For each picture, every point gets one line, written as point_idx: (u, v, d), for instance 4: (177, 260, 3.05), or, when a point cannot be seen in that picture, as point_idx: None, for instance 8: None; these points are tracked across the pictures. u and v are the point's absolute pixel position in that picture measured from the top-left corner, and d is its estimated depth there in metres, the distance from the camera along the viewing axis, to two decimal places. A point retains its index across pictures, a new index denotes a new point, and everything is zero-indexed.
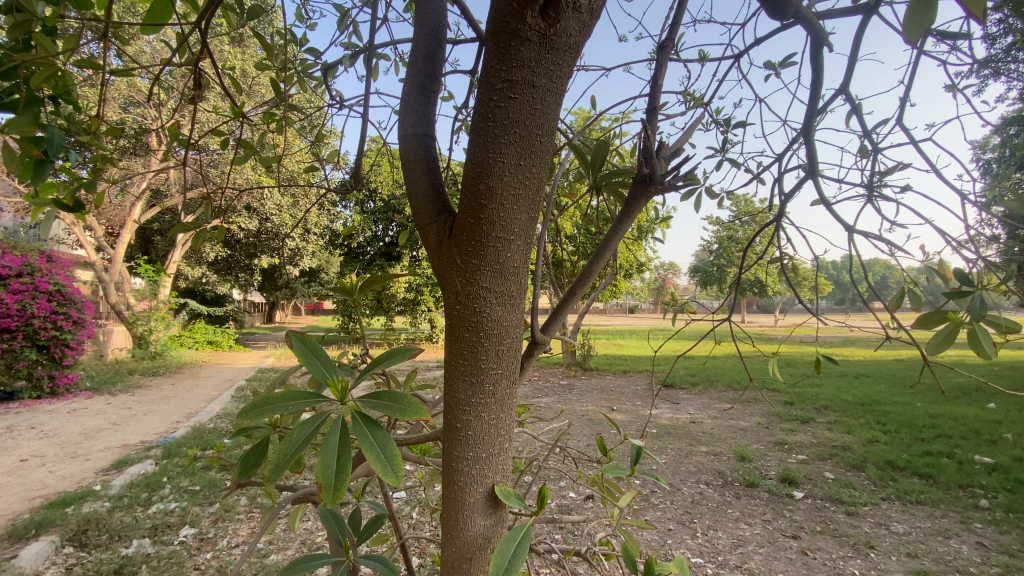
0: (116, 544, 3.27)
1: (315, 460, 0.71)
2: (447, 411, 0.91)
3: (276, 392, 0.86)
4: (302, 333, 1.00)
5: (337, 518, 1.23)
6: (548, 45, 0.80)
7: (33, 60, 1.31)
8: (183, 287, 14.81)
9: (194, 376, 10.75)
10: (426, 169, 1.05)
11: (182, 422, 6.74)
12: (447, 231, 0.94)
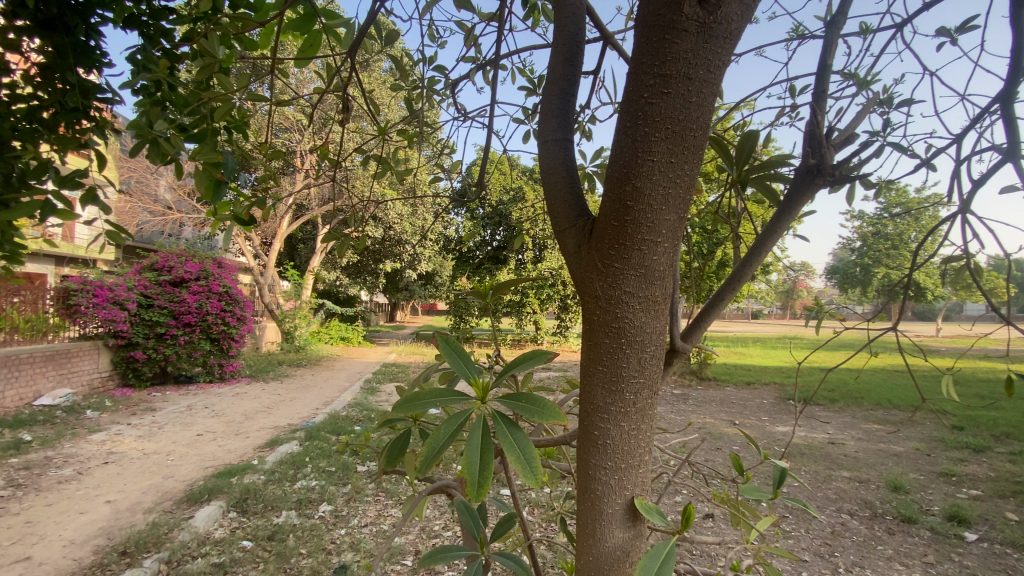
0: (268, 513, 3.75)
1: (461, 457, 0.74)
2: (585, 418, 0.90)
3: (425, 389, 0.91)
4: (447, 335, 1.05)
5: (472, 512, 1.23)
6: (706, 34, 0.77)
7: (215, 97, 1.57)
8: (321, 289, 16.69)
9: (330, 368, 12.06)
10: (565, 173, 1.06)
11: (321, 409, 7.58)
12: (586, 235, 0.94)
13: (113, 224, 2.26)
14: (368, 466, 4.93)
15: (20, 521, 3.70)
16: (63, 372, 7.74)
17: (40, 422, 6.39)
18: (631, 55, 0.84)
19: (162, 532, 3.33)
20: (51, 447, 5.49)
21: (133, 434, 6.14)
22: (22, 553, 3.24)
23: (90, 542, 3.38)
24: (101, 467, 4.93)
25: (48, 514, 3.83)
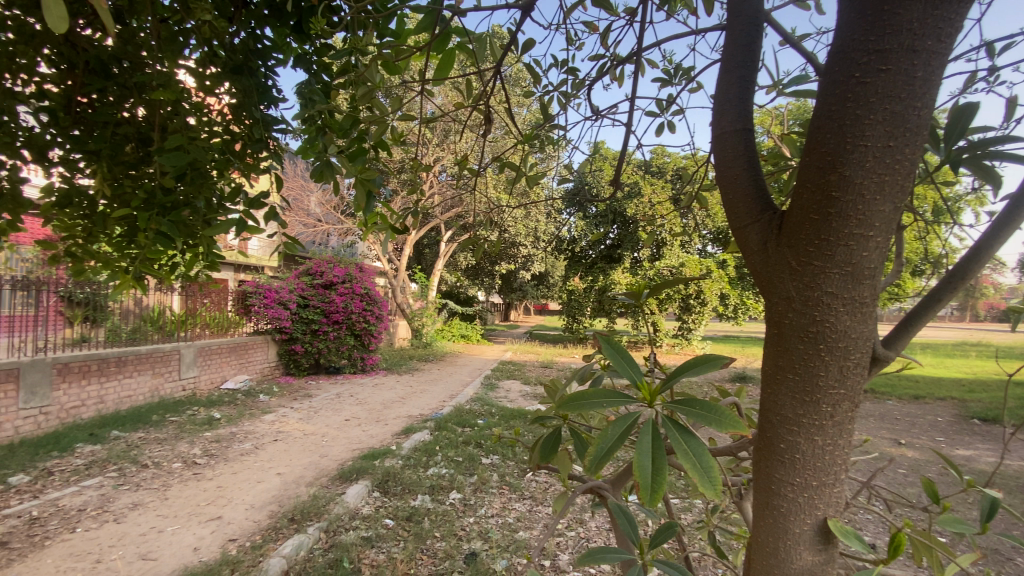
0: (406, 496, 4.10)
1: (632, 461, 0.74)
2: (769, 427, 0.88)
3: (589, 389, 0.90)
4: (608, 336, 1.03)
5: (630, 515, 1.18)
6: (933, 3, 0.76)
7: (373, 120, 1.92)
8: (444, 290, 17.81)
9: (454, 363, 12.83)
10: (747, 165, 1.03)
11: (447, 402, 8.08)
12: (775, 230, 0.92)
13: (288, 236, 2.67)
14: (492, 458, 5.15)
15: (214, 485, 4.49)
16: (241, 361, 9.26)
17: (226, 403, 7.69)
18: (838, 36, 0.83)
19: (321, 504, 3.80)
20: (234, 424, 6.57)
21: (296, 416, 7.12)
22: (217, 512, 3.91)
23: (266, 507, 3.98)
24: (271, 444, 5.77)
25: (234, 480, 4.59)
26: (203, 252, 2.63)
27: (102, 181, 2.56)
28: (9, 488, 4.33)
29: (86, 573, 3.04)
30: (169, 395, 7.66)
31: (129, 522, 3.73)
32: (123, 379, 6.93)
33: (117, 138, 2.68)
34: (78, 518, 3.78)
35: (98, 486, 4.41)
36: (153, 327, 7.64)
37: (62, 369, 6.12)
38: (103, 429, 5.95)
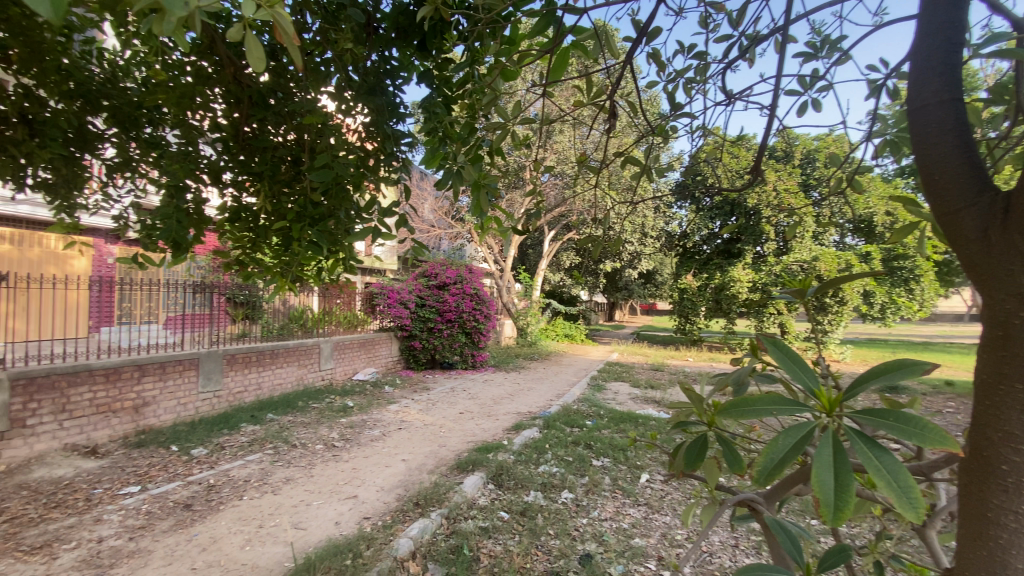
0: (519, 491, 4.20)
1: (813, 478, 0.71)
2: (985, 443, 0.83)
3: (755, 393, 0.87)
4: (777, 339, 1.01)
5: (791, 534, 1.11)
6: None
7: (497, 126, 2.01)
8: (548, 289, 17.96)
9: (559, 363, 12.89)
10: (958, 142, 0.92)
11: (555, 401, 8.14)
12: (1002, 216, 0.83)
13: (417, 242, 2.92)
14: (604, 461, 5.07)
15: (349, 466, 4.99)
16: (369, 355, 10.20)
17: (357, 393, 8.50)
18: None
19: (442, 492, 4.04)
20: (364, 412, 7.24)
21: (415, 407, 7.65)
22: (353, 491, 4.34)
23: (394, 490, 4.33)
24: (395, 432, 6.27)
25: (366, 464, 5.06)
26: (343, 258, 2.93)
27: (264, 199, 2.96)
28: (194, 458, 5.20)
29: (253, 534, 3.55)
30: (311, 383, 8.68)
31: (283, 494, 4.28)
32: (275, 369, 7.97)
33: (275, 161, 3.08)
34: (245, 487, 4.43)
35: (259, 461, 5.12)
36: (297, 324, 8.68)
37: (230, 359, 7.19)
38: (261, 412, 6.91)
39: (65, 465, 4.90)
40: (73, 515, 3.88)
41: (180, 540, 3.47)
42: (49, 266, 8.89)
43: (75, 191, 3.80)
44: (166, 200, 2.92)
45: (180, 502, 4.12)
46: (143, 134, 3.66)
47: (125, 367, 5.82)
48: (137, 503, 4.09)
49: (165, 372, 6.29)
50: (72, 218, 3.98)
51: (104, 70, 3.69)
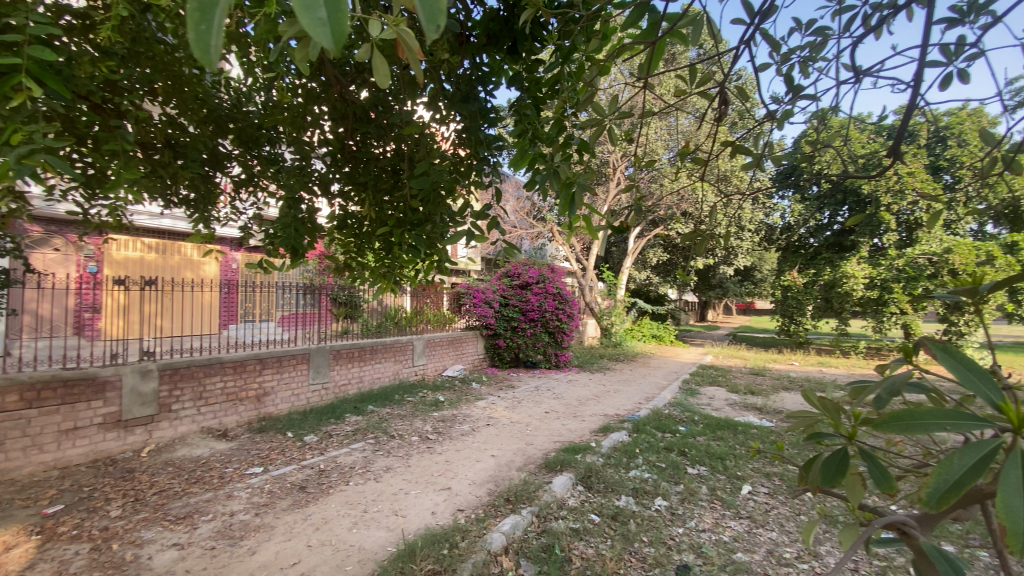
0: (610, 494, 4.12)
1: (1000, 503, 0.68)
2: None
3: (923, 407, 0.84)
4: (950, 346, 0.93)
5: (957, 566, 0.96)
6: None
7: (591, 122, 2.00)
8: (634, 288, 17.46)
9: (647, 364, 12.48)
10: None
11: (644, 404, 7.89)
12: None
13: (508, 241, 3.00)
14: (700, 469, 4.82)
15: (443, 459, 5.20)
16: (458, 353, 10.58)
17: (447, 388, 8.85)
18: None
19: (532, 489, 4.08)
20: (455, 407, 7.51)
21: (503, 405, 7.80)
22: (446, 483, 4.52)
23: (485, 485, 4.44)
24: (485, 428, 6.44)
25: (457, 457, 5.25)
26: (438, 260, 3.06)
27: (367, 207, 3.18)
28: (306, 444, 5.72)
29: (359, 518, 3.82)
30: (406, 378, 9.19)
31: (384, 482, 4.57)
32: (374, 364, 8.52)
33: (376, 171, 3.31)
34: (350, 473, 4.79)
35: (362, 450, 5.51)
36: (390, 322, 9.22)
37: (336, 354, 7.81)
38: (362, 404, 7.43)
39: (203, 446, 5.61)
40: (211, 490, 4.43)
41: (297, 519, 3.82)
42: (186, 271, 10.16)
43: (210, 206, 4.33)
44: (284, 211, 3.24)
45: (295, 483, 4.55)
46: (264, 153, 4.11)
47: (248, 361, 6.51)
48: (260, 483, 4.58)
49: (282, 365, 6.96)
50: (208, 229, 4.52)
51: (232, 98, 4.19)
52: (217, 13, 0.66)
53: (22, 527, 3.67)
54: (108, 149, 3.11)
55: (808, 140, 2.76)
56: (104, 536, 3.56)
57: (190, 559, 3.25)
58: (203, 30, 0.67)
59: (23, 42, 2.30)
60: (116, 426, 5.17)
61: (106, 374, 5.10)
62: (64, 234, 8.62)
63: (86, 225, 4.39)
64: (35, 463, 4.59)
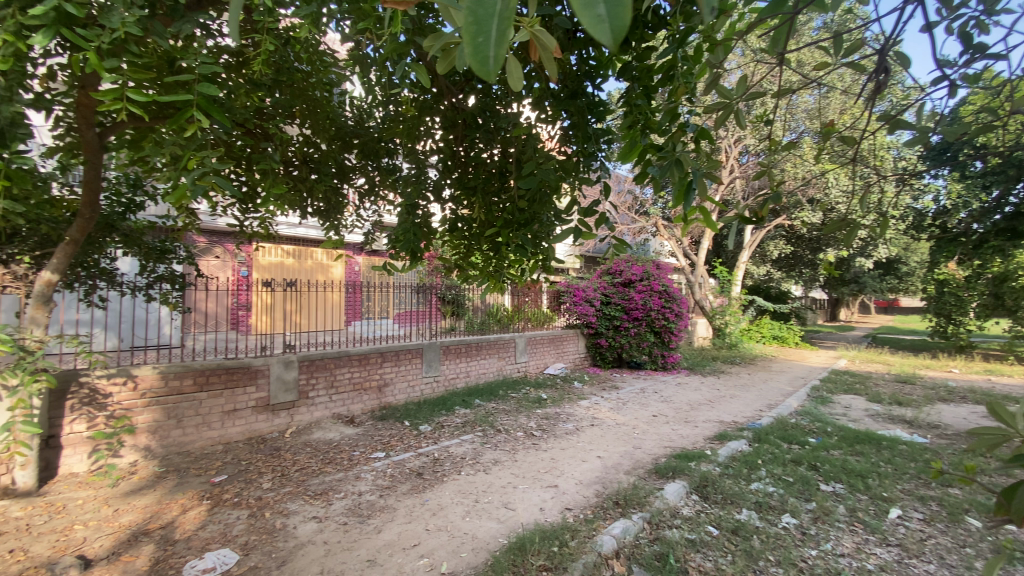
0: (729, 506, 3.85)
1: None
2: None
3: None
4: None
5: None
6: None
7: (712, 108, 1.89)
8: (750, 285, 16.13)
9: (767, 368, 11.44)
10: None
11: (765, 411, 7.26)
12: None
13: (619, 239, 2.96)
14: (835, 487, 4.32)
15: (549, 456, 5.24)
16: (559, 351, 10.61)
17: (550, 386, 8.90)
18: None
19: (642, 494, 3.95)
20: (558, 405, 7.53)
21: (608, 406, 7.65)
22: (553, 481, 4.54)
23: (592, 486, 4.40)
24: (589, 428, 6.37)
25: (563, 456, 5.25)
26: (544, 260, 3.07)
27: (477, 209, 3.30)
28: (421, 434, 6.09)
29: (471, 507, 3.99)
30: (509, 375, 9.42)
31: (494, 474, 4.71)
32: (480, 360, 8.84)
33: (484, 174, 3.42)
34: (462, 463, 5.02)
35: (471, 441, 5.75)
36: (493, 320, 9.53)
37: (445, 350, 8.23)
38: (470, 397, 7.75)
39: (335, 430, 6.24)
40: (342, 471, 4.90)
41: (416, 503, 4.09)
42: (318, 273, 11.32)
43: (338, 215, 4.78)
44: (402, 216, 3.47)
45: (413, 470, 4.87)
46: (383, 163, 4.39)
47: (371, 355, 7.10)
48: (383, 467, 4.97)
49: (399, 358, 7.50)
50: (337, 235, 5.01)
51: (355, 115, 4.60)
52: (498, 21, 0.69)
53: (197, 492, 4.36)
54: (260, 168, 3.58)
55: (979, 107, 2.35)
56: (259, 505, 4.09)
57: (327, 531, 3.63)
58: (481, 41, 0.69)
59: (196, 81, 2.73)
60: (266, 409, 5.94)
61: (258, 364, 5.85)
62: (223, 243, 10.06)
63: (241, 235, 5.11)
64: (206, 438, 5.39)
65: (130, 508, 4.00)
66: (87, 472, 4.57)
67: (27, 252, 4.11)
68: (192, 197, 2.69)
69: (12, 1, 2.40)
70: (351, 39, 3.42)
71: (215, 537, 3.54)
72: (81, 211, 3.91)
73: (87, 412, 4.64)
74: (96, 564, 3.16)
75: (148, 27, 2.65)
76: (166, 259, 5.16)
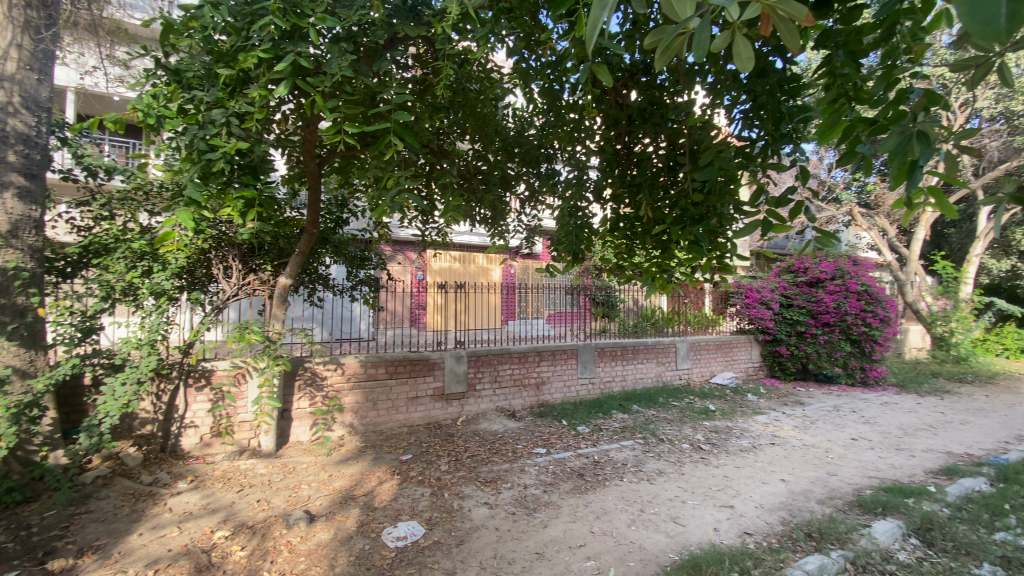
0: (965, 558, 3.11)
1: None
2: None
3: None
4: None
5: None
6: None
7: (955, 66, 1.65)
8: (987, 284, 12.80)
9: (1017, 390, 8.94)
10: None
11: (1015, 445, 5.69)
12: None
13: (822, 231, 2.68)
14: None
15: (721, 473, 4.82)
16: (727, 358, 9.73)
17: (719, 397, 8.21)
18: None
19: (843, 529, 3.40)
20: (729, 418, 6.89)
21: (790, 423, 6.77)
22: (728, 500, 4.18)
23: (776, 512, 3.95)
24: (768, 447, 5.70)
25: (738, 474, 4.79)
26: (720, 257, 2.84)
27: (643, 207, 3.20)
28: (580, 434, 6.12)
29: (636, 516, 3.87)
30: (670, 381, 8.93)
31: (659, 485, 4.50)
32: (638, 364, 8.55)
33: (650, 171, 3.32)
34: (623, 469, 4.90)
35: (633, 448, 5.59)
36: (649, 323, 9.20)
37: (602, 352, 8.15)
38: (629, 403, 7.54)
39: (499, 422, 6.61)
40: (507, 462, 5.17)
41: (579, 503, 4.11)
42: (480, 277, 12.19)
43: (502, 222, 5.09)
44: (565, 218, 3.52)
45: (575, 470, 4.90)
46: (543, 170, 4.67)
47: (530, 353, 7.37)
48: (545, 463, 5.11)
49: (556, 358, 7.65)
50: (502, 241, 5.32)
51: (516, 125, 4.87)
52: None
53: (388, 467, 4.99)
54: (440, 182, 3.96)
55: None
56: (438, 485, 4.53)
57: (498, 518, 3.85)
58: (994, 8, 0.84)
59: (392, 110, 3.15)
60: (441, 398, 6.56)
61: (434, 357, 6.51)
62: (403, 251, 11.36)
63: (421, 243, 5.75)
64: (395, 420, 6.18)
65: (340, 475, 4.75)
66: (309, 441, 5.56)
67: (269, 261, 5.14)
68: (391, 212, 3.11)
69: (264, 64, 3.05)
70: (517, 53, 3.65)
71: (404, 510, 4.01)
72: (307, 227, 4.76)
73: (309, 392, 5.64)
74: (319, 519, 3.82)
75: (357, 69, 3.15)
76: (365, 265, 6.06)
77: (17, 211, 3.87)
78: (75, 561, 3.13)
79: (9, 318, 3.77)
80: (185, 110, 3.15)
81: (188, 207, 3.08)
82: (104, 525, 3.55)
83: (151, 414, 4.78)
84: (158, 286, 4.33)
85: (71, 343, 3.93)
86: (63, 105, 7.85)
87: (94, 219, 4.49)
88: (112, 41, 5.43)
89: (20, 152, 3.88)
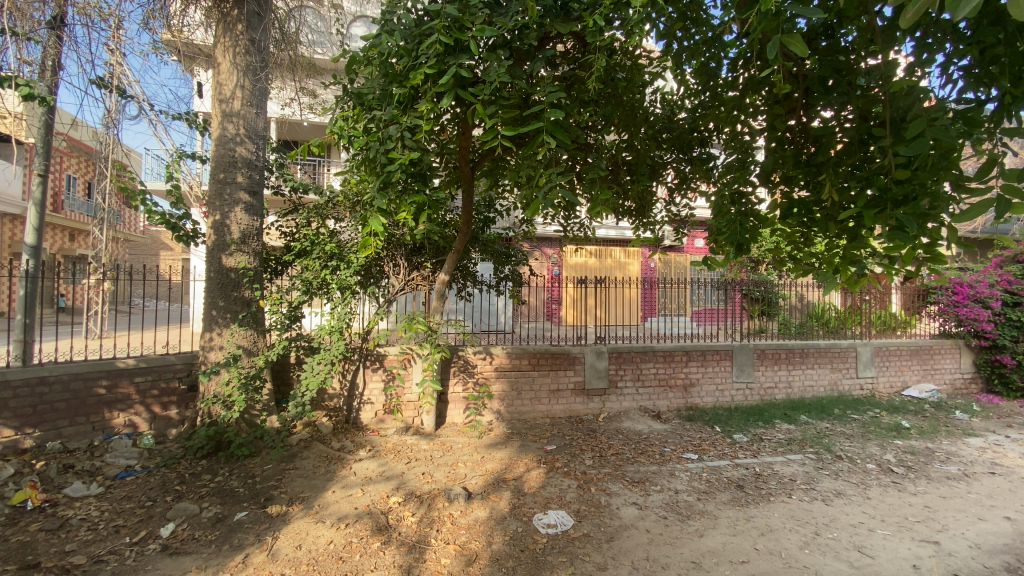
0: None
1: None
2: None
3: None
4: None
5: None
6: None
7: None
8: None
9: None
10: None
11: None
12: None
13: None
14: None
15: (921, 503, 4.05)
16: (926, 367, 8.18)
17: (913, 413, 6.94)
18: None
19: None
20: (929, 438, 5.78)
21: (1017, 449, 5.45)
22: (931, 534, 3.52)
23: (999, 555, 3.26)
24: (987, 477, 4.64)
25: (945, 506, 3.98)
26: (926, 245, 2.37)
27: (826, 189, 2.81)
28: (737, 442, 5.65)
29: (809, 539, 3.45)
30: (848, 390, 7.80)
31: (837, 508, 3.95)
32: (806, 369, 7.58)
33: (833, 147, 2.92)
34: (792, 486, 4.39)
35: (802, 463, 4.98)
36: (818, 324, 8.05)
37: (760, 354, 7.39)
38: (795, 413, 6.73)
39: (643, 422, 6.42)
40: (655, 464, 4.99)
41: (739, 517, 3.79)
42: (617, 271, 11.97)
43: (648, 212, 4.95)
44: (727, 206, 3.22)
45: (733, 480, 4.54)
46: (696, 154, 4.50)
47: (677, 352, 7.00)
48: (698, 469, 4.82)
49: (707, 359, 7.15)
50: (651, 231, 5.11)
51: (665, 111, 4.64)
52: None
53: (534, 456, 5.17)
54: (587, 175, 3.95)
55: None
56: (584, 479, 4.55)
57: (649, 520, 3.75)
58: None
59: (544, 109, 3.24)
60: (582, 393, 6.58)
61: (575, 351, 6.54)
62: (542, 248, 11.62)
63: (565, 238, 5.79)
64: (538, 410, 6.38)
65: (492, 458, 5.06)
66: (462, 423, 6.03)
67: (430, 259, 5.65)
68: (543, 209, 3.16)
69: (430, 79, 3.31)
70: (666, 35, 3.47)
71: (552, 498, 4.11)
72: (462, 226, 5.11)
73: (462, 377, 6.09)
74: (475, 497, 4.11)
75: (512, 74, 3.29)
76: (511, 260, 6.31)
77: (244, 222, 4.82)
78: (287, 508, 3.81)
79: (240, 307, 4.78)
80: (368, 128, 3.60)
81: (374, 214, 3.56)
82: (307, 481, 4.25)
83: (338, 390, 5.61)
84: (344, 281, 5.04)
85: (282, 328, 4.79)
86: (270, 132, 9.54)
87: (296, 226, 5.40)
88: (306, 74, 6.35)
89: (246, 174, 4.82)
